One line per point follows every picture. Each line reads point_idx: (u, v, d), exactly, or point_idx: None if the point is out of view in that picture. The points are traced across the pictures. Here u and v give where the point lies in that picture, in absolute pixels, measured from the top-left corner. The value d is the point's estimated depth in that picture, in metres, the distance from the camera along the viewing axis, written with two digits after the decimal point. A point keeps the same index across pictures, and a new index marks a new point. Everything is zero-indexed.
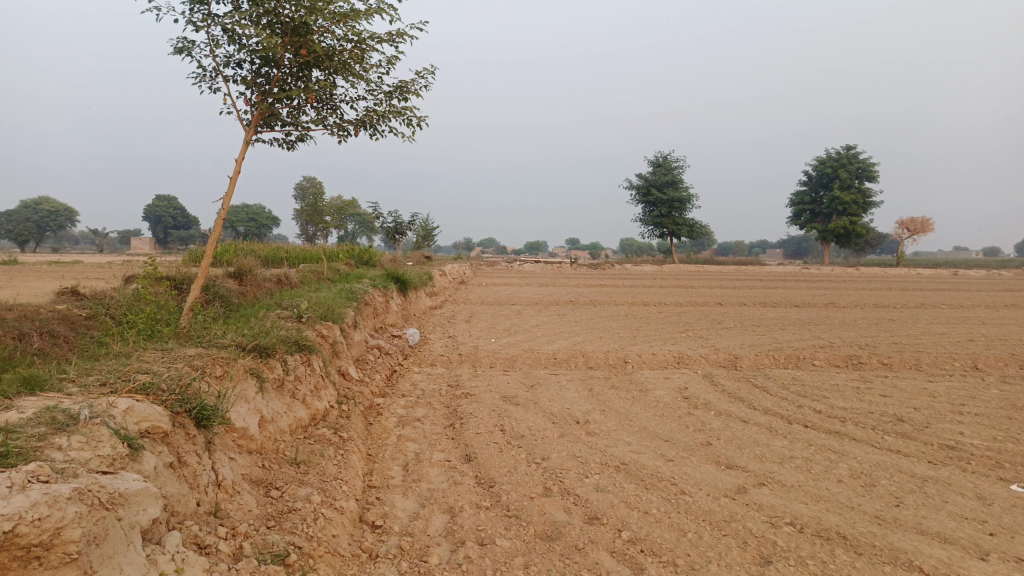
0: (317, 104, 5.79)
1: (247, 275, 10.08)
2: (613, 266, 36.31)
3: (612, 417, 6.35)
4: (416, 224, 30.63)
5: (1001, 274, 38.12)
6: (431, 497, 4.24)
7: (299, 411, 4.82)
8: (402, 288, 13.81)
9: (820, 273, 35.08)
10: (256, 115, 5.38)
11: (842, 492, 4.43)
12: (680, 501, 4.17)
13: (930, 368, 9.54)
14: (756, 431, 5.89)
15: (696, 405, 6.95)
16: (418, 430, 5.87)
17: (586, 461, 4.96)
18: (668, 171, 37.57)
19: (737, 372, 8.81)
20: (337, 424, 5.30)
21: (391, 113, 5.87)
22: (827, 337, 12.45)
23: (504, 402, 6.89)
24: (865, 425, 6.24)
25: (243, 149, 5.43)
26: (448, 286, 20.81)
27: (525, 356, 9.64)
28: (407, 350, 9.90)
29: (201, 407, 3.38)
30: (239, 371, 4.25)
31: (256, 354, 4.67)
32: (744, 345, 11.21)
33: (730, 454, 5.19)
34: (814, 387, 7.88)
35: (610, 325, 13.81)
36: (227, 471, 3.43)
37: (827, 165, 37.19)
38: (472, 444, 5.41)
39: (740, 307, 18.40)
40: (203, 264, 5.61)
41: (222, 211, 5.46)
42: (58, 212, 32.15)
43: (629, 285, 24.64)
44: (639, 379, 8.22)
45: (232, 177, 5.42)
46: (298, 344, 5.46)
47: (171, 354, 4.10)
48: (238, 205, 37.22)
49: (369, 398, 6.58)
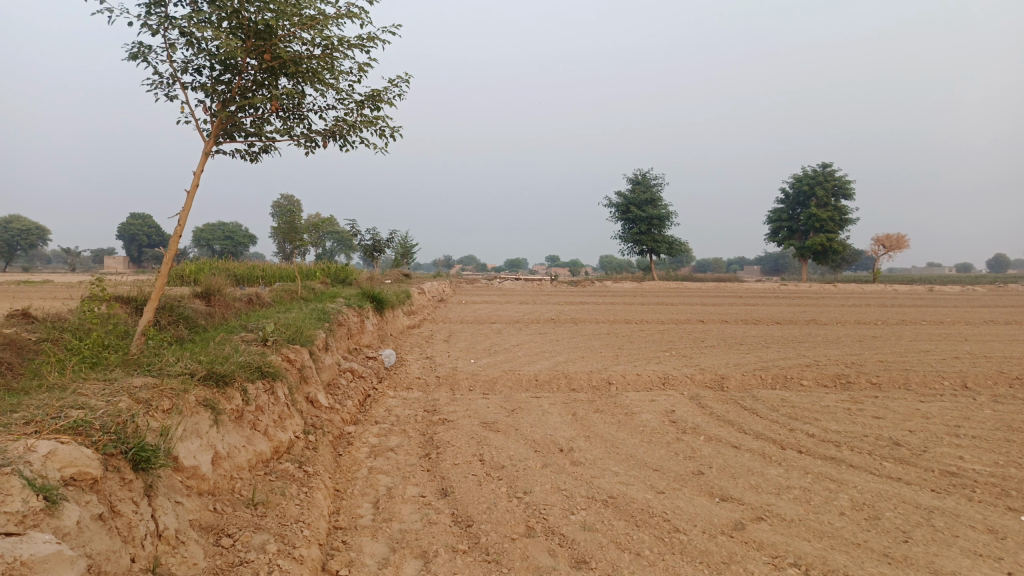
0: (283, 114, 5.45)
1: (215, 295, 9.64)
2: (593, 283, 36.12)
3: (598, 444, 6.02)
4: (395, 242, 30.23)
5: (976, 289, 38.49)
6: (402, 540, 3.87)
7: (259, 445, 4.43)
8: (378, 307, 13.40)
9: (800, 290, 35.15)
10: (216, 125, 5.03)
11: (845, 526, 4.14)
12: (674, 540, 3.84)
13: (920, 387, 9.33)
14: (749, 458, 5.58)
15: (685, 429, 6.63)
16: (391, 461, 5.49)
17: (571, 494, 4.62)
18: (647, 188, 37.59)
19: (724, 394, 8.54)
20: (302, 457, 4.91)
21: (363, 123, 5.54)
22: (813, 355, 12.23)
23: (483, 428, 6.53)
24: (862, 450, 5.96)
25: (201, 160, 5.07)
26: (427, 305, 20.41)
27: (506, 378, 9.29)
28: (383, 372, 9.51)
29: (140, 447, 2.99)
30: (190, 403, 3.86)
31: (212, 384, 4.28)
32: (729, 365, 10.95)
33: (723, 485, 4.88)
34: (805, 409, 7.62)
35: (593, 345, 13.50)
36: (170, 518, 3.04)
37: (804, 182, 37.46)
38: (448, 477, 5.04)
39: (723, 325, 18.20)
40: (157, 286, 5.21)
41: (178, 228, 5.08)
42: (29, 231, 31.27)
43: (611, 303, 24.39)
44: (624, 402, 7.91)
45: (189, 191, 5.05)
46: (261, 370, 5.07)
47: (113, 385, 3.71)
48: (215, 224, 36.61)
49: (339, 426, 6.19)
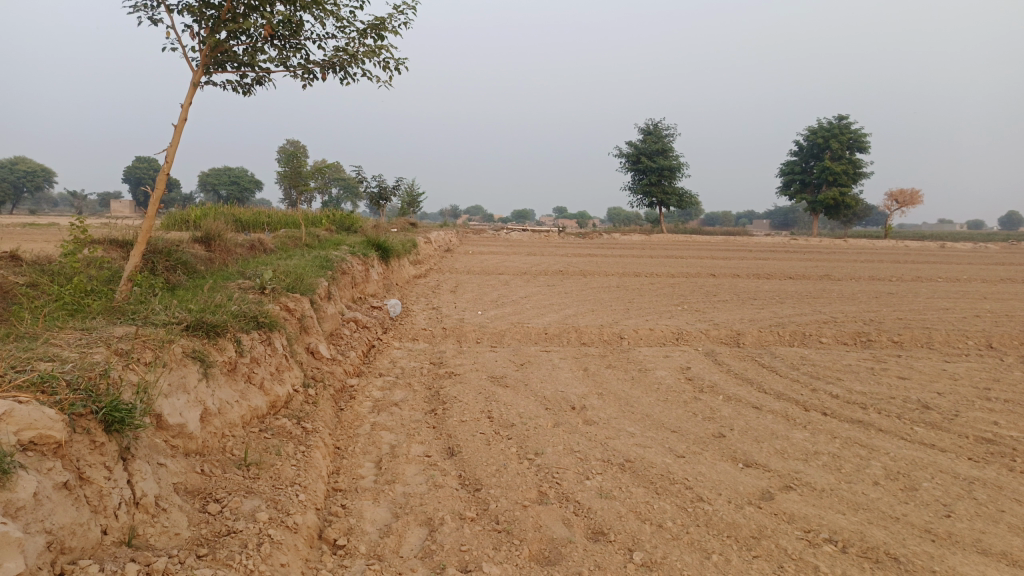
0: (278, 42, 4.99)
1: (216, 240, 9.30)
2: (601, 235, 35.62)
3: (612, 402, 5.73)
4: (401, 190, 29.73)
5: (990, 246, 37.69)
6: (406, 505, 3.60)
7: (253, 400, 4.15)
8: (383, 256, 13.05)
9: (811, 245, 34.59)
10: (205, 53, 4.61)
11: (881, 498, 3.85)
12: (697, 510, 3.57)
13: (944, 347, 9.00)
14: (772, 421, 5.28)
15: (702, 388, 6.33)
16: (395, 417, 5.21)
17: (586, 457, 4.34)
18: (659, 138, 36.73)
19: (740, 350, 8.22)
20: (301, 412, 4.63)
21: (365, 53, 5.10)
22: (829, 312, 11.88)
23: (491, 384, 6.24)
24: (890, 413, 5.65)
25: (189, 92, 4.67)
26: (433, 254, 20.05)
27: (514, 330, 8.99)
28: (387, 323, 9.22)
29: (113, 407, 2.68)
30: (175, 356, 3.56)
31: (202, 335, 3.97)
32: (744, 320, 10.61)
33: (748, 449, 4.59)
34: (827, 368, 7.31)
35: (602, 297, 13.18)
36: (150, 484, 2.76)
37: (819, 134, 36.48)
38: (456, 435, 4.76)
39: (735, 279, 17.83)
40: (143, 228, 4.81)
41: (166, 165, 4.70)
42: (35, 172, 30.78)
43: (619, 255, 24.01)
44: (637, 358, 7.61)
45: (176, 125, 4.65)
46: (257, 320, 4.76)
47: (91, 336, 3.40)
48: (220, 168, 36.11)
49: (341, 378, 5.91)
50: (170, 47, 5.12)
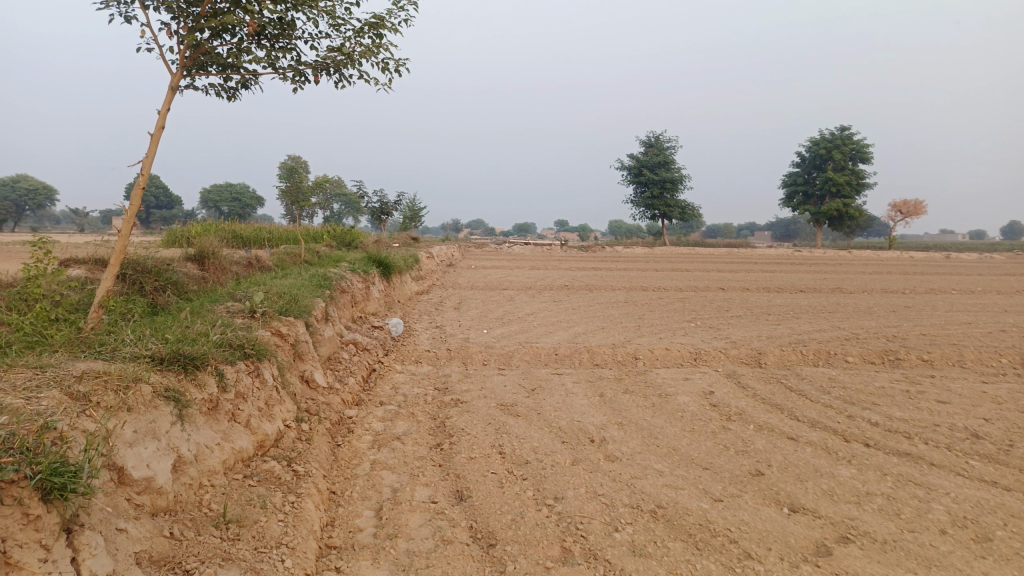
0: (267, 41, 4.56)
1: (209, 257, 8.82)
2: (604, 248, 35.18)
3: (634, 433, 5.25)
4: (403, 205, 29.35)
5: (997, 256, 37.14)
6: (409, 567, 3.12)
7: (238, 441, 3.68)
8: (384, 272, 12.58)
9: (817, 256, 34.09)
10: (185, 54, 4.18)
11: (954, 551, 3.37)
12: (747, 571, 3.09)
13: (977, 366, 8.50)
14: (813, 455, 4.80)
15: (730, 416, 5.83)
16: (397, 454, 4.73)
17: (612, 502, 3.85)
18: (661, 151, 36.36)
19: (764, 371, 7.74)
20: (293, 452, 4.16)
21: (362, 53, 4.68)
22: (848, 327, 11.38)
23: (501, 413, 5.75)
24: (939, 444, 5.16)
25: (167, 98, 4.24)
26: (435, 270, 19.61)
27: (523, 351, 8.50)
28: (389, 344, 8.75)
29: (53, 470, 2.22)
30: (144, 397, 3.09)
31: (178, 371, 3.51)
32: (762, 338, 10.12)
33: (792, 491, 4.10)
34: (859, 391, 6.81)
35: (611, 314, 12.70)
36: (103, 560, 2.29)
37: (821, 145, 36.11)
38: (464, 476, 4.28)
39: (745, 292, 17.33)
40: (116, 248, 4.34)
41: (141, 178, 4.26)
42: (37, 191, 30.35)
43: (624, 269, 23.52)
44: (655, 381, 7.11)
45: (153, 134, 4.22)
46: (244, 349, 4.29)
47: (46, 374, 2.94)
48: (221, 185, 35.78)
49: (338, 409, 5.43)
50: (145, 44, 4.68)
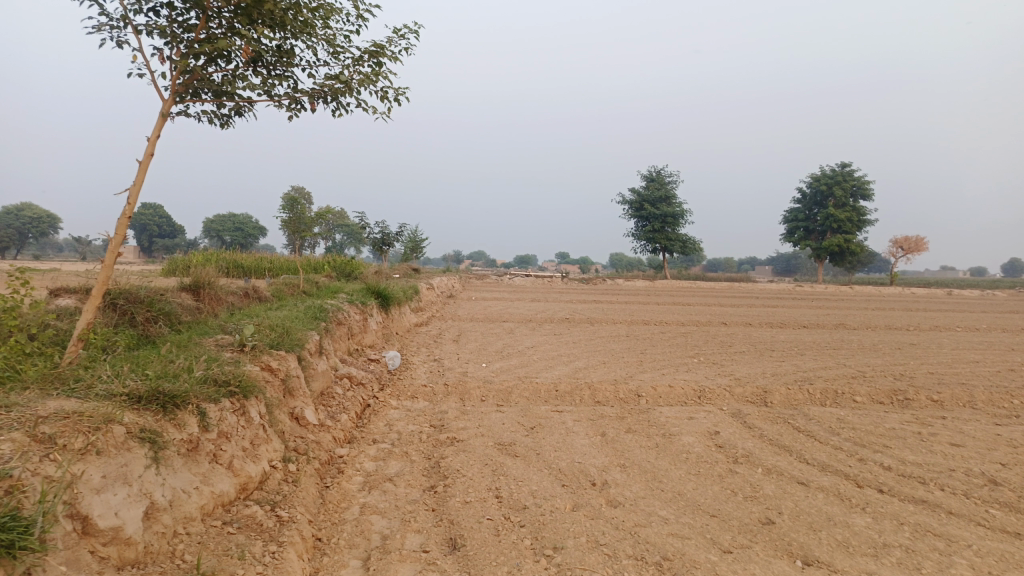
0: (262, 67, 4.46)
1: (205, 287, 8.66)
2: (605, 281, 35.04)
3: (637, 476, 5.03)
4: (405, 236, 29.29)
5: (1000, 293, 36.93)
6: None
7: (218, 485, 3.47)
8: (383, 304, 12.40)
9: (818, 292, 33.94)
10: (177, 80, 4.08)
11: None
12: None
13: (988, 407, 8.27)
14: (825, 502, 4.57)
15: (737, 458, 5.61)
16: (389, 497, 4.51)
17: (614, 553, 3.63)
18: (662, 185, 36.43)
19: (770, 411, 7.51)
20: (277, 495, 3.94)
21: (361, 80, 4.57)
22: (854, 365, 11.16)
23: (499, 453, 5.53)
24: (956, 490, 4.93)
25: (158, 124, 4.13)
26: (435, 301, 19.44)
27: (522, 386, 8.29)
28: (385, 378, 8.54)
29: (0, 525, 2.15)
30: (116, 439, 2.90)
31: (155, 410, 3.33)
32: (766, 375, 9.90)
33: (805, 541, 3.88)
34: (869, 432, 6.59)
35: (613, 348, 12.49)
36: None
37: (822, 181, 36.22)
38: (458, 522, 4.06)
39: (747, 328, 17.12)
40: (99, 278, 4.16)
41: (127, 207, 4.11)
42: (41, 219, 30.32)
43: (626, 303, 23.32)
44: (658, 420, 6.89)
45: (141, 162, 4.08)
46: (228, 385, 4.10)
47: (9, 415, 2.76)
48: (223, 215, 35.84)
49: (329, 448, 5.21)
50: (137, 70, 4.58)
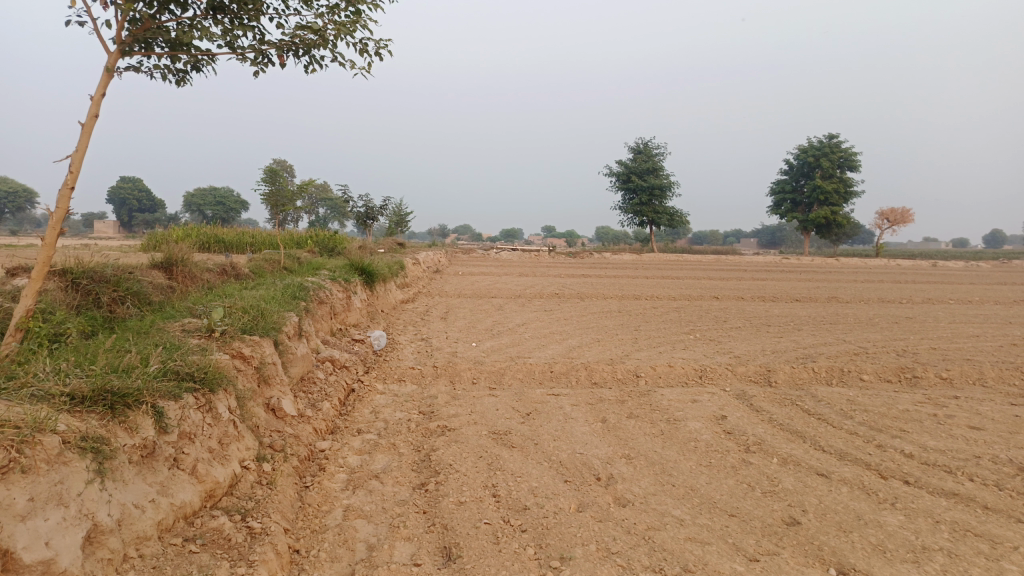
0: (223, 15, 3.94)
1: (178, 264, 8.12)
2: (592, 255, 34.65)
3: (645, 468, 4.64)
4: (389, 209, 28.69)
5: (986, 265, 36.86)
6: None
7: (179, 496, 3.02)
8: (368, 281, 11.92)
9: (806, 264, 33.72)
10: (123, 29, 3.57)
11: None
12: None
13: (998, 385, 7.96)
14: (850, 497, 4.21)
15: (750, 446, 5.23)
16: (376, 497, 4.08)
17: (629, 564, 3.24)
18: (650, 157, 35.90)
19: (776, 392, 7.14)
20: (249, 501, 3.51)
21: (337, 30, 4.07)
22: (854, 341, 10.83)
23: (494, 443, 5.12)
24: (987, 480, 4.59)
25: (103, 81, 3.61)
26: (423, 277, 18.99)
27: (515, 368, 7.87)
28: (370, 360, 8.10)
29: None
30: (49, 452, 2.45)
31: (101, 414, 2.87)
32: (766, 352, 9.55)
33: (837, 546, 3.51)
34: (883, 415, 6.24)
35: (605, 324, 12.09)
36: None
37: (810, 152, 35.81)
38: (453, 527, 3.65)
39: (740, 301, 16.79)
40: (39, 258, 3.64)
41: (69, 175, 3.60)
42: (18, 193, 29.32)
43: (615, 276, 22.95)
44: (661, 403, 6.51)
45: (84, 125, 3.57)
46: (192, 379, 3.64)
47: None
48: (204, 188, 34.98)
49: (309, 442, 4.77)
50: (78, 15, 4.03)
